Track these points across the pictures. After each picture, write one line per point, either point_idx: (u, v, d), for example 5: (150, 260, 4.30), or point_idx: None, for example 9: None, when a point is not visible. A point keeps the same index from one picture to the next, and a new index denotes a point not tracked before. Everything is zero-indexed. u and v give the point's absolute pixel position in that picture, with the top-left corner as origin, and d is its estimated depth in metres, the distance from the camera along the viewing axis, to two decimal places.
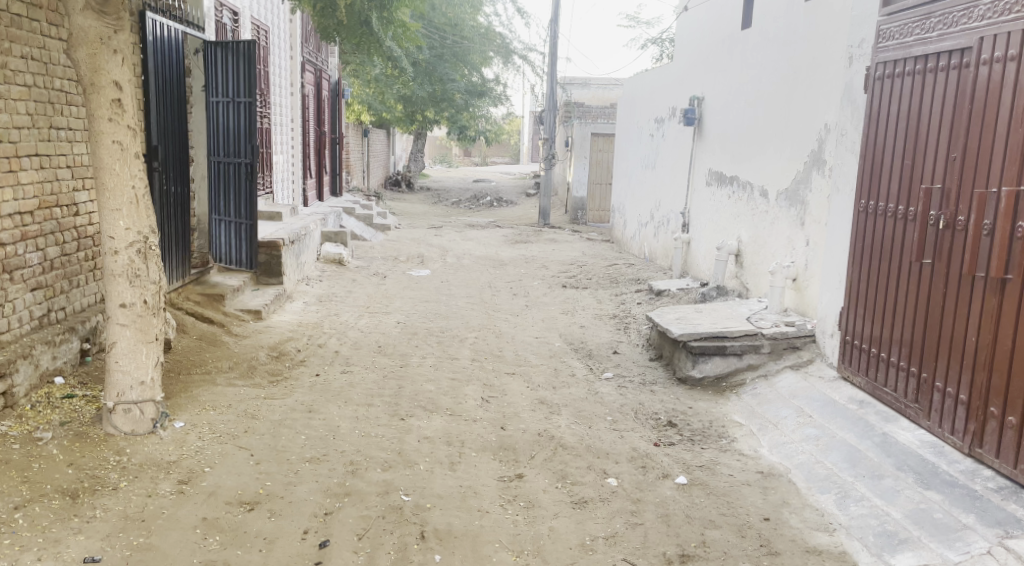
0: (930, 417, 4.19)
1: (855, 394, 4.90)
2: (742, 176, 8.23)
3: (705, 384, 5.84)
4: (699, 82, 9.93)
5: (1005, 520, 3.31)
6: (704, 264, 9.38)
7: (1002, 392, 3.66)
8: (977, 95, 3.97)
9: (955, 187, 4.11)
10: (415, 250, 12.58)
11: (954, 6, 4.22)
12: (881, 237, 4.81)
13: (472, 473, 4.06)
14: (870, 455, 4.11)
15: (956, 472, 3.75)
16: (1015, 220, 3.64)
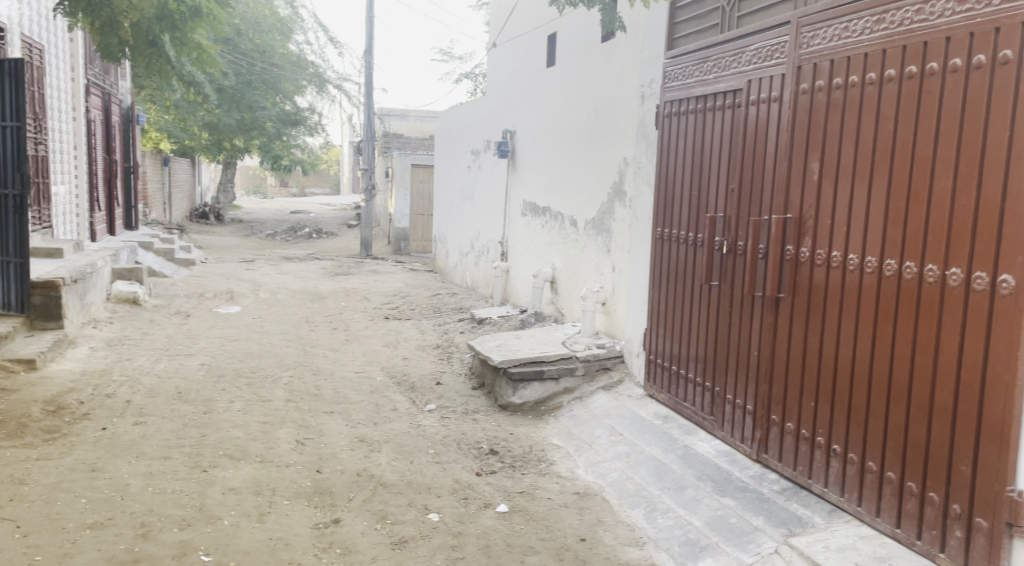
0: (723, 428, 4.55)
1: (659, 410, 5.22)
2: (554, 207, 8.56)
3: (526, 409, 5.93)
4: (510, 115, 10.25)
5: (788, 519, 3.62)
6: (523, 291, 9.64)
7: (782, 400, 4.05)
8: (747, 132, 4.42)
9: (734, 216, 4.52)
10: (223, 286, 11.84)
11: (724, 52, 4.67)
12: (675, 262, 5.19)
13: (283, 523, 3.81)
14: (674, 467, 4.37)
15: (747, 477, 4.09)
16: (784, 244, 4.04)
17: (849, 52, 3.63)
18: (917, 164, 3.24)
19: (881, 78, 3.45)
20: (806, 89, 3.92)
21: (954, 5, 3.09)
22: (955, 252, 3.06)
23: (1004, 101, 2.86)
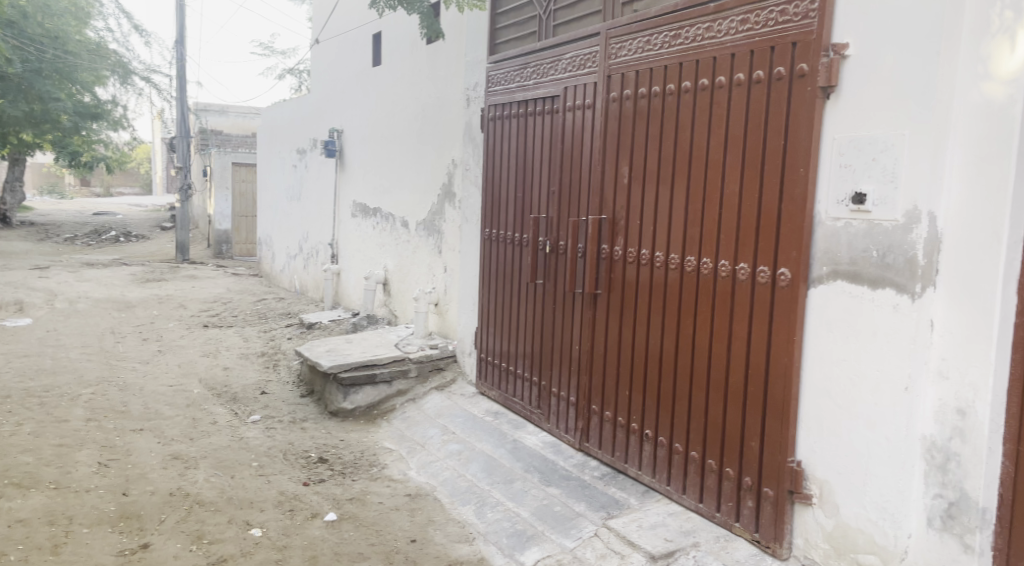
0: (549, 421, 4.72)
1: (491, 407, 5.33)
2: (384, 208, 8.46)
3: (358, 414, 5.82)
4: (337, 114, 10.00)
5: (607, 503, 3.83)
6: (354, 294, 9.44)
7: (600, 391, 4.27)
8: (565, 136, 4.61)
9: (555, 216, 4.70)
10: (10, 296, 10.59)
11: (543, 59, 4.84)
12: (503, 261, 5.31)
13: (82, 554, 3.48)
14: (504, 461, 4.47)
15: (570, 466, 4.27)
16: (600, 243, 4.25)
17: (652, 63, 3.90)
18: (711, 169, 3.55)
19: (679, 89, 3.74)
20: (616, 97, 4.16)
21: (737, 24, 3.41)
22: (743, 249, 3.37)
23: (779, 112, 3.19)
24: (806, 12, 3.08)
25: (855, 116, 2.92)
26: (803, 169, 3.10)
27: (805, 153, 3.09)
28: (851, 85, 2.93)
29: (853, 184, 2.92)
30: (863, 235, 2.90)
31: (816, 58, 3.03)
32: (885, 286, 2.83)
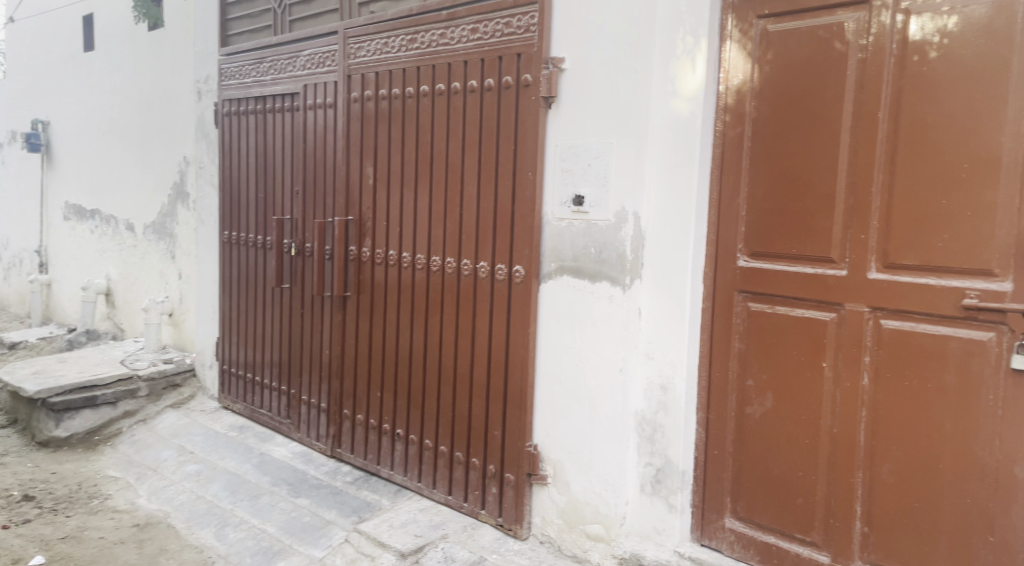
0: (299, 429, 4.57)
1: (235, 421, 5.03)
2: (104, 210, 7.58)
3: (74, 443, 5.13)
4: (41, 103, 8.78)
5: (359, 507, 3.79)
6: (70, 307, 8.35)
7: (352, 394, 4.22)
8: (307, 136, 4.48)
9: (300, 218, 4.55)
10: None
11: (279, 54, 4.65)
12: (244, 266, 5.03)
13: None
14: (249, 477, 4.24)
15: (321, 474, 4.17)
16: (348, 245, 4.19)
17: (389, 66, 3.93)
18: (450, 171, 3.67)
19: (417, 93, 3.81)
20: (357, 97, 4.13)
21: (468, 32, 3.55)
22: (482, 248, 3.54)
23: (508, 120, 3.40)
24: (527, 26, 3.31)
25: (572, 124, 3.19)
26: (531, 172, 3.32)
27: (532, 158, 3.31)
28: (568, 96, 3.19)
29: (572, 187, 3.19)
30: (583, 234, 3.18)
31: (538, 70, 3.26)
32: (602, 279, 3.13)
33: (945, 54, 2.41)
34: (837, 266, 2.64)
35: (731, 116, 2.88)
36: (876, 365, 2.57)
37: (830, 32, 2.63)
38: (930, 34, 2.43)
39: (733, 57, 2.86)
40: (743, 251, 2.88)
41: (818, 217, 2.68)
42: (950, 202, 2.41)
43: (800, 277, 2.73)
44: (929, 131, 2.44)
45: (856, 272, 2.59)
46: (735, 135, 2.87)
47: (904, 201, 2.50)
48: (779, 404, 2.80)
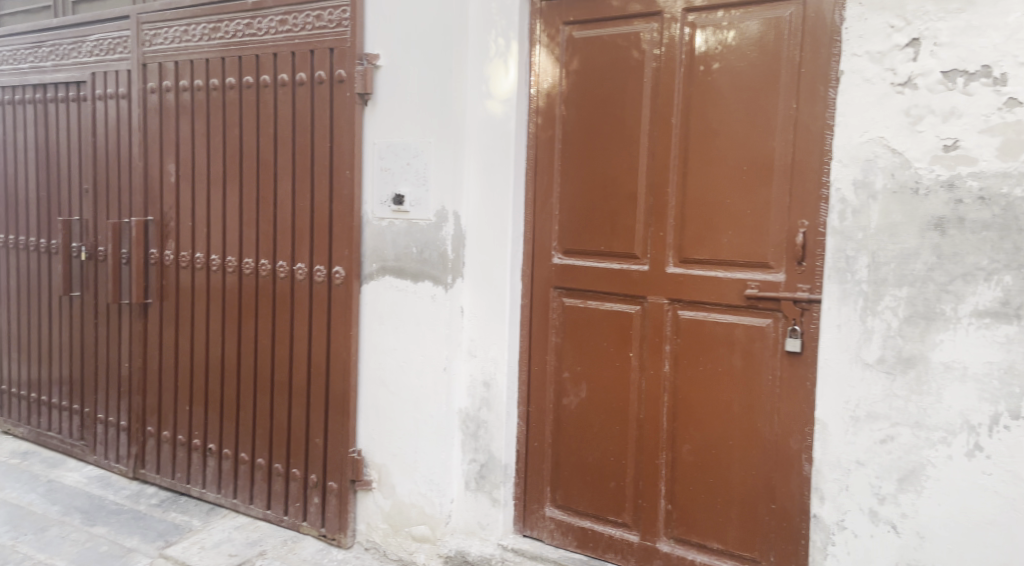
0: (96, 452, 4.16)
1: (18, 447, 4.49)
2: None
3: None
4: None
5: (165, 530, 3.50)
6: None
7: (156, 409, 3.90)
8: (97, 128, 4.08)
9: (92, 219, 4.13)
10: None
11: (61, 37, 4.20)
12: (24, 273, 4.49)
13: None
14: (34, 507, 3.75)
15: (122, 498, 3.82)
16: (148, 248, 3.87)
17: (191, 56, 3.67)
18: (262, 169, 3.49)
19: (223, 85, 3.59)
20: (154, 88, 3.82)
21: (276, 24, 3.40)
22: (299, 249, 3.41)
23: (322, 116, 3.29)
24: (339, 20, 3.22)
25: (388, 123, 3.15)
26: (348, 171, 3.24)
27: (349, 156, 3.23)
28: (383, 93, 3.15)
29: (391, 186, 3.16)
30: (404, 233, 3.16)
31: (352, 66, 3.19)
32: (424, 279, 3.12)
33: (726, 65, 2.61)
34: (641, 262, 2.81)
35: (542, 118, 2.99)
36: (676, 353, 2.76)
37: (628, 41, 2.79)
38: (713, 46, 2.63)
39: (542, 61, 2.97)
40: (557, 248, 2.99)
41: (623, 216, 2.84)
42: (733, 202, 2.62)
43: (609, 273, 2.87)
44: (714, 136, 2.64)
45: (656, 268, 2.77)
46: (547, 137, 2.98)
47: (695, 201, 2.69)
48: (592, 394, 2.94)
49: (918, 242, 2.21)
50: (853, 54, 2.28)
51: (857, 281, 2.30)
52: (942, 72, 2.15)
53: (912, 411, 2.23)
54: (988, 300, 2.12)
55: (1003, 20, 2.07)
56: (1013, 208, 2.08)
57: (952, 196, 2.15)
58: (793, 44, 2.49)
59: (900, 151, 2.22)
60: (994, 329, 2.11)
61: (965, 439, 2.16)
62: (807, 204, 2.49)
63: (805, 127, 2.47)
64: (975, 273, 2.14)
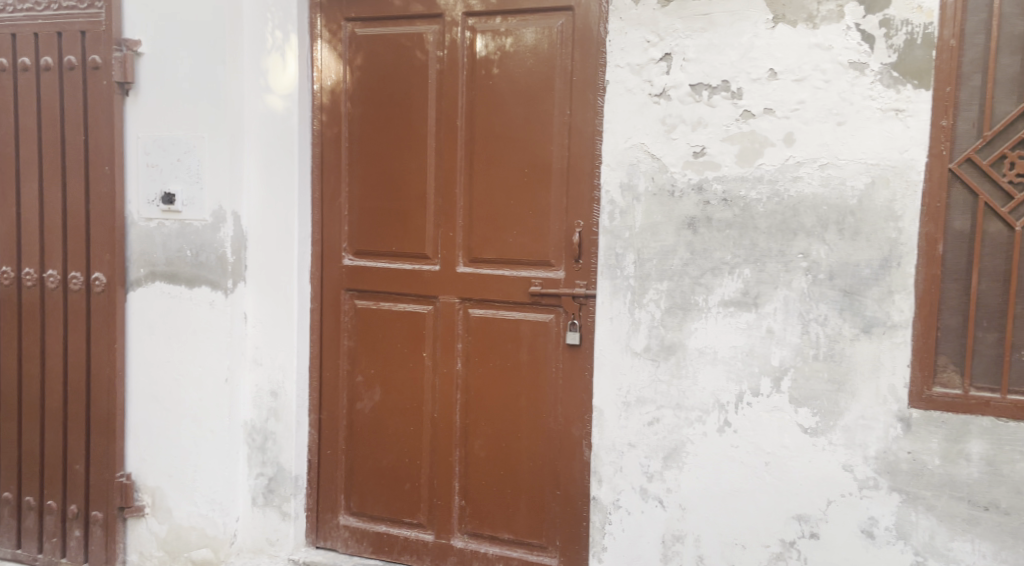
0: None
1: None
2: None
3: None
4: None
5: None
6: None
7: None
8: None
9: None
10: None
11: None
12: None
13: None
14: None
15: None
16: None
17: None
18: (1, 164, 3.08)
19: None
20: None
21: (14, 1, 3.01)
22: (50, 254, 3.04)
23: (75, 106, 2.95)
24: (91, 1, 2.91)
25: (155, 116, 2.91)
26: (108, 167, 2.94)
27: (108, 151, 2.93)
28: (148, 83, 2.90)
29: (161, 184, 2.92)
30: (175, 235, 2.93)
31: (108, 52, 2.89)
32: (200, 283, 2.91)
33: (505, 69, 2.67)
34: (431, 262, 2.82)
35: (328, 115, 2.91)
36: (467, 351, 2.79)
37: (412, 40, 2.79)
38: (492, 50, 2.68)
39: (324, 57, 2.89)
40: (347, 250, 2.93)
41: (412, 217, 2.83)
42: (516, 203, 2.69)
43: (399, 273, 2.85)
44: (497, 138, 2.70)
45: (446, 268, 2.79)
46: (332, 135, 2.91)
47: (481, 202, 2.74)
48: (385, 397, 2.91)
49: (675, 240, 2.42)
50: (616, 66, 2.45)
51: (626, 276, 2.48)
52: (690, 85, 2.36)
53: (673, 394, 2.44)
54: (731, 291, 2.36)
55: (737, 40, 2.31)
56: (749, 208, 2.32)
57: (701, 197, 2.38)
58: (564, 53, 2.59)
59: (657, 157, 2.42)
60: (737, 316, 2.35)
61: (717, 417, 2.39)
62: (582, 205, 2.60)
63: (577, 132, 2.59)
64: (721, 267, 2.37)
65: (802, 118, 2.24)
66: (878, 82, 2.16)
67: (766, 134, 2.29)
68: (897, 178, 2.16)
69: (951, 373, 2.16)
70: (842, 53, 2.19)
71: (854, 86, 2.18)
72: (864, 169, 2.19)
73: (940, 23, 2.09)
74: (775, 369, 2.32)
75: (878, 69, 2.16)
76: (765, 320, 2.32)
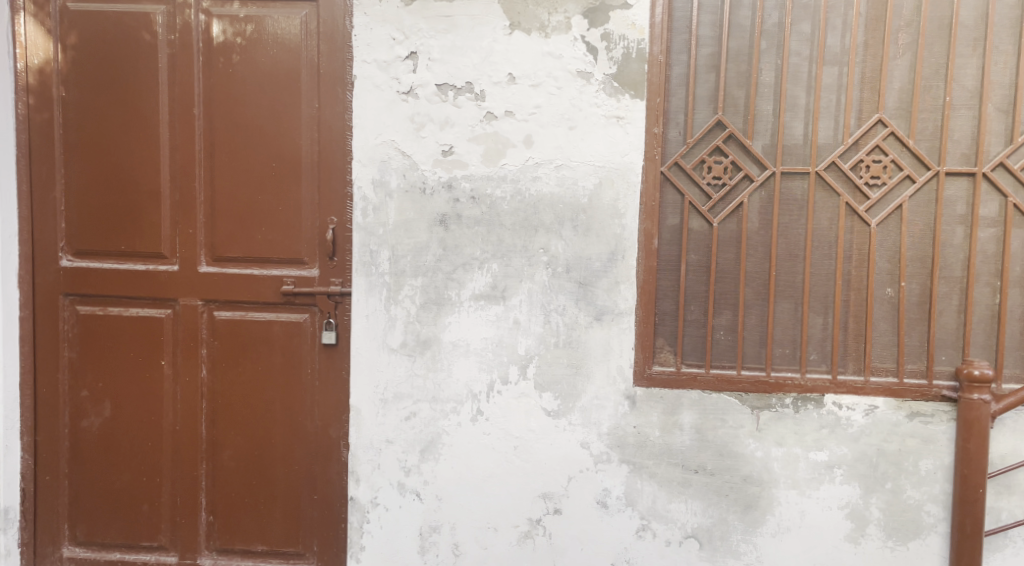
0: None
1: None
2: None
3: None
4: None
5: None
6: None
7: None
8: None
9: None
10: None
11: None
12: None
13: None
14: None
15: None
16: None
17: None
18: None
19: None
20: None
21: None
22: None
23: None
24: None
25: None
26: None
27: None
28: None
29: None
30: None
31: None
32: None
33: (246, 57, 2.53)
34: (169, 262, 2.60)
35: (35, 98, 2.58)
36: (212, 357, 2.61)
37: (136, 20, 2.55)
38: (231, 36, 2.53)
39: (29, 32, 2.56)
40: (64, 251, 2.61)
41: (144, 213, 2.60)
42: (263, 199, 2.57)
43: (131, 275, 2.60)
44: (240, 130, 2.55)
45: (186, 268, 2.59)
46: (42, 121, 2.58)
47: (224, 197, 2.57)
48: (117, 411, 2.64)
49: (427, 237, 2.46)
50: (363, 61, 2.44)
51: (379, 274, 2.48)
52: (436, 84, 2.42)
53: (429, 387, 2.48)
54: (481, 285, 2.45)
55: (478, 44, 2.40)
56: (495, 206, 2.43)
57: (451, 195, 2.44)
58: (310, 45, 2.52)
59: (408, 154, 2.44)
60: (487, 310, 2.45)
61: (470, 407, 2.47)
62: (335, 201, 2.53)
63: (326, 126, 2.52)
64: (471, 263, 2.45)
65: (539, 122, 2.39)
66: (602, 91, 2.36)
67: (508, 135, 2.40)
68: (620, 180, 2.38)
69: (667, 352, 2.42)
70: (571, 62, 2.37)
71: (582, 94, 2.37)
72: (593, 171, 2.38)
73: (651, 40, 2.34)
74: (521, 358, 2.44)
75: (602, 78, 2.36)
76: (512, 312, 2.44)
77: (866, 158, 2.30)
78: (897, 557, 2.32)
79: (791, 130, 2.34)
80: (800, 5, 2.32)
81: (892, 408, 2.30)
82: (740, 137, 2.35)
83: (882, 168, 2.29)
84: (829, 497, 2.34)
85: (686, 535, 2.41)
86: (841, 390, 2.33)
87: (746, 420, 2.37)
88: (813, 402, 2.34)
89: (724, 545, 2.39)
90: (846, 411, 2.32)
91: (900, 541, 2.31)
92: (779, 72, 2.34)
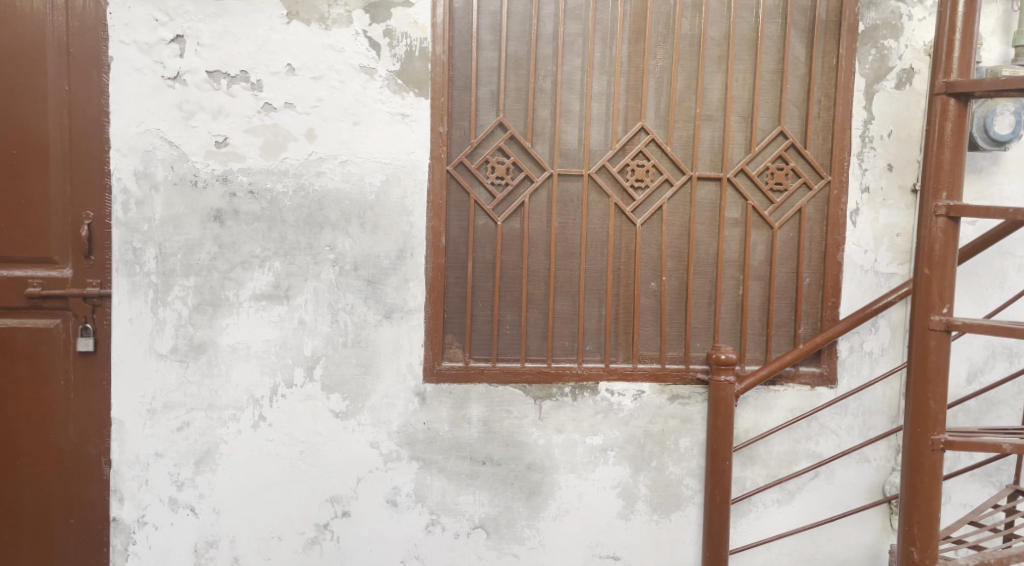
0: None
1: None
2: None
3: None
4: None
5: None
6: None
7: None
8: None
9: None
10: None
11: None
12: None
13: None
14: None
15: None
16: None
17: None
18: None
19: None
20: None
21: None
22: None
23: None
24: None
25: None
26: None
27: None
28: None
29: None
30: None
31: None
32: None
33: None
34: None
35: None
36: None
37: None
38: None
39: None
40: None
41: None
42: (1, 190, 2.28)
43: None
44: None
45: None
46: None
47: None
48: None
49: (200, 233, 2.30)
50: (120, 42, 2.24)
51: (145, 273, 2.29)
52: (206, 71, 2.27)
53: (204, 395, 2.33)
54: (262, 284, 2.34)
55: (253, 31, 2.28)
56: (276, 202, 2.33)
57: (226, 189, 2.30)
58: (57, 20, 2.26)
59: (176, 145, 2.28)
60: (268, 310, 2.35)
61: (251, 413, 2.35)
62: (90, 193, 2.30)
63: (78, 110, 2.28)
64: (250, 260, 2.33)
65: (321, 115, 2.32)
66: (386, 87, 2.34)
67: (289, 128, 2.31)
68: (406, 178, 2.37)
69: (454, 348, 2.46)
70: (353, 56, 2.33)
71: (366, 89, 2.34)
72: (378, 168, 2.36)
73: (433, 39, 2.35)
74: (307, 359, 2.37)
75: (385, 75, 2.34)
76: (296, 312, 2.36)
77: (631, 162, 2.48)
78: (662, 529, 2.53)
79: (566, 134, 2.46)
80: (572, 15, 2.45)
81: (656, 392, 2.51)
82: (520, 138, 2.43)
83: (645, 172, 2.48)
84: (603, 478, 2.50)
85: (474, 526, 2.46)
86: (613, 377, 2.49)
87: (530, 410, 2.46)
88: (588, 390, 2.49)
89: (509, 533, 2.48)
90: (618, 396, 2.50)
91: (663, 514, 2.52)
92: (555, 78, 2.45)
